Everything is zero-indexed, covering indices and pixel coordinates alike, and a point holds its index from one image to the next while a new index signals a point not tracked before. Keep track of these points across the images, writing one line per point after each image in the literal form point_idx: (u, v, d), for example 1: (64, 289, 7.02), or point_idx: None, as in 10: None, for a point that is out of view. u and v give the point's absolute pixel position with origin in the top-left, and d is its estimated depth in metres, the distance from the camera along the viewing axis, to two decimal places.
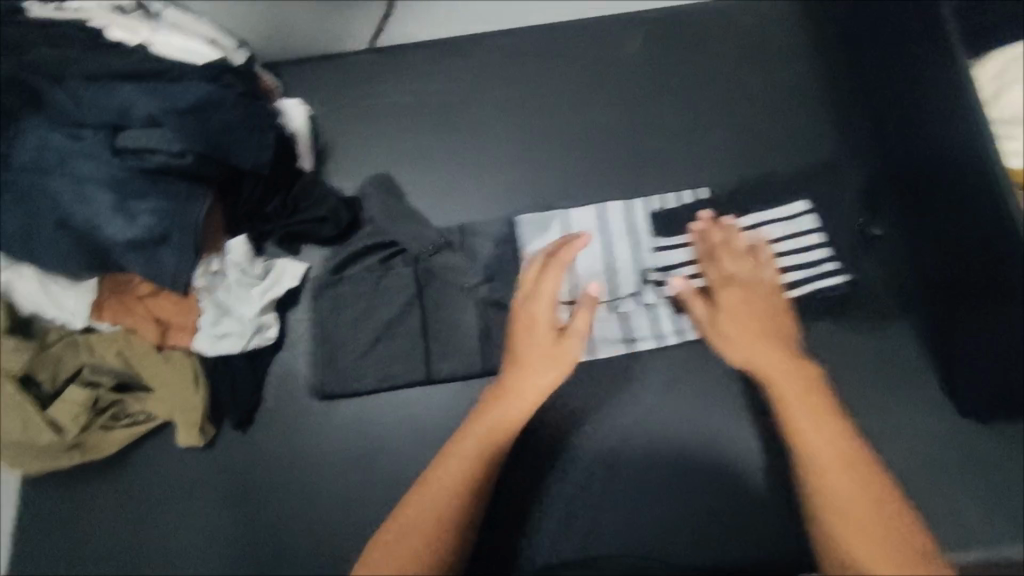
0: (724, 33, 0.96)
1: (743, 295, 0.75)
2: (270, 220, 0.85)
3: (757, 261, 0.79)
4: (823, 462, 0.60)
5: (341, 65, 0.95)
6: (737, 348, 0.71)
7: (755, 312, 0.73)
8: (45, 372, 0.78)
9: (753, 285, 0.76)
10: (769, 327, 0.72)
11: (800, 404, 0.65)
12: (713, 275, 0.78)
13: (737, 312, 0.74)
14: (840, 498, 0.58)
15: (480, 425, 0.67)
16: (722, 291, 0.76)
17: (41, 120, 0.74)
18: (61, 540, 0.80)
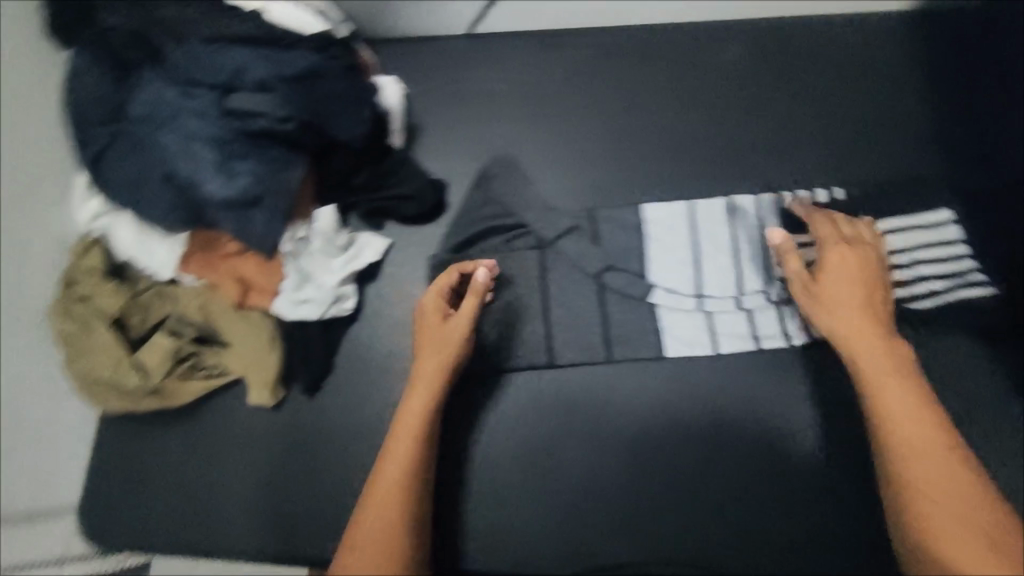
0: (836, 47, 0.91)
1: (856, 268, 0.76)
2: (355, 192, 0.87)
3: (864, 238, 0.79)
4: (899, 416, 0.67)
5: (439, 46, 0.95)
6: (833, 313, 0.74)
7: (857, 279, 0.76)
8: (136, 317, 0.81)
9: (862, 257, 0.77)
10: (871, 302, 0.74)
11: (895, 380, 0.69)
12: (822, 232, 0.79)
13: (851, 283, 0.75)
14: (933, 474, 0.64)
15: (403, 421, 0.73)
16: (830, 251, 0.77)
17: (160, 76, 0.78)
18: (132, 478, 0.83)
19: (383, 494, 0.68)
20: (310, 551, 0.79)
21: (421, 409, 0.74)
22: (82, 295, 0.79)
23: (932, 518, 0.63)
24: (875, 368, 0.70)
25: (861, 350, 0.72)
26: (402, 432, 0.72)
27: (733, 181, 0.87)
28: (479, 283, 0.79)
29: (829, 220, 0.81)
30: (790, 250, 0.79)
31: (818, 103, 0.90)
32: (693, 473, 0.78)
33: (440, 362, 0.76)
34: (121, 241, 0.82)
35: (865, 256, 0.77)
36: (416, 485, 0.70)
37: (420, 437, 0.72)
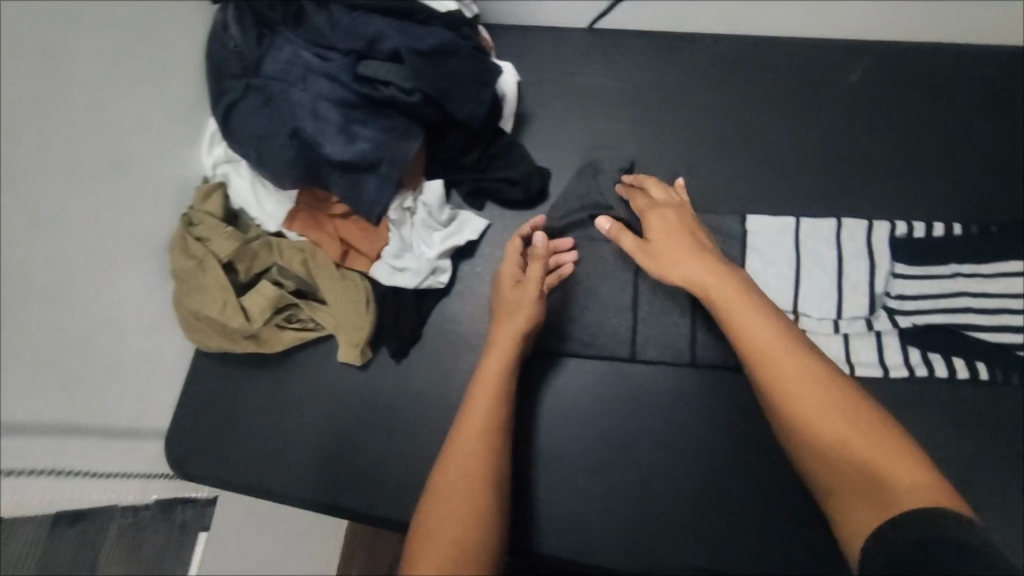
0: (965, 79, 0.88)
1: (671, 216, 0.79)
2: (463, 170, 0.89)
3: (680, 201, 0.82)
4: (764, 347, 0.61)
5: (557, 37, 0.96)
6: (676, 262, 0.73)
7: (675, 230, 0.77)
8: (243, 263, 0.84)
9: (671, 207, 0.80)
10: (694, 240, 0.75)
11: (745, 307, 0.65)
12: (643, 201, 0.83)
13: (666, 220, 0.78)
14: (806, 399, 0.58)
15: (485, 380, 0.73)
16: (649, 213, 0.80)
17: (298, 39, 0.82)
18: (220, 414, 0.87)
19: (466, 448, 0.68)
20: (378, 510, 0.80)
21: (497, 371, 0.74)
22: (201, 237, 0.83)
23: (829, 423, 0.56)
24: (726, 306, 0.66)
25: (712, 287, 0.68)
26: (483, 391, 0.72)
27: (842, 204, 0.85)
28: (539, 248, 0.81)
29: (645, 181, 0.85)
30: (619, 232, 0.79)
31: (940, 134, 0.87)
32: (774, 491, 0.76)
33: (515, 325, 0.77)
34: (237, 190, 0.87)
35: (679, 210, 0.80)
36: (497, 443, 0.69)
37: (497, 397, 0.72)
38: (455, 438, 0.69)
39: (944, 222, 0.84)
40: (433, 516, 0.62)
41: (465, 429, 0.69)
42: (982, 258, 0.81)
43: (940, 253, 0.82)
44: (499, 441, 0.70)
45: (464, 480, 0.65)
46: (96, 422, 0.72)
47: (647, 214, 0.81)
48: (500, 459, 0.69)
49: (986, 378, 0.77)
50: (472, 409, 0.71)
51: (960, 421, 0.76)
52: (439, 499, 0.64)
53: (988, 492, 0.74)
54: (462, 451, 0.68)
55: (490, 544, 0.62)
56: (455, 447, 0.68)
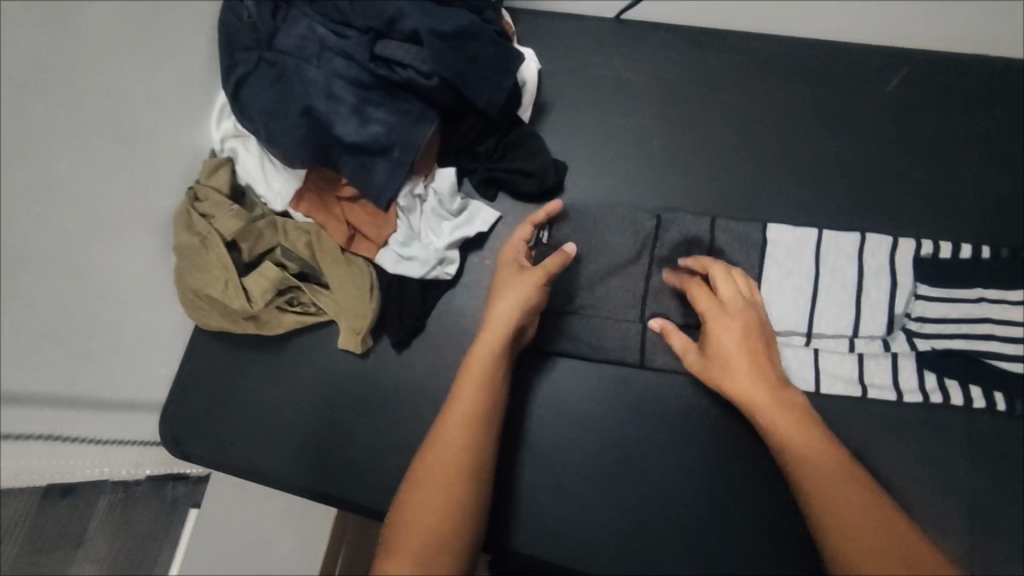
0: (1006, 96, 0.85)
1: (736, 329, 0.71)
2: (477, 159, 0.86)
3: (745, 298, 0.74)
4: (809, 456, 0.62)
5: (582, 26, 0.93)
6: (732, 381, 0.69)
7: (730, 325, 0.72)
8: (247, 242, 0.82)
9: (738, 312, 0.72)
10: (751, 336, 0.71)
11: (792, 421, 0.65)
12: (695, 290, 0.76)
13: (731, 339, 0.71)
14: (841, 514, 0.58)
15: (472, 366, 0.69)
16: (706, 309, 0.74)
17: (315, 14, 0.80)
18: (214, 393, 0.86)
19: (448, 438, 0.65)
20: (370, 502, 0.79)
21: (490, 355, 0.70)
22: (206, 213, 0.81)
23: (851, 531, 0.57)
24: (774, 420, 0.66)
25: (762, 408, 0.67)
26: (471, 376, 0.68)
27: (867, 218, 0.82)
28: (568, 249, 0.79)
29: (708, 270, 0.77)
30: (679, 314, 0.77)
31: (977, 152, 0.83)
32: (776, 511, 0.73)
33: (512, 306, 0.72)
34: (245, 166, 0.85)
35: (749, 313, 0.72)
36: (482, 436, 0.66)
37: (484, 387, 0.68)
38: (439, 426, 0.66)
39: (973, 244, 0.80)
40: (404, 514, 0.61)
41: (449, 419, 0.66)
42: (1010, 285, 0.78)
43: (966, 276, 0.79)
44: (485, 433, 0.66)
45: (437, 478, 0.62)
46: (96, 397, 0.71)
47: (710, 320, 0.73)
48: (484, 452, 0.65)
49: (1004, 409, 0.75)
50: (460, 394, 0.67)
51: (974, 452, 0.74)
52: (416, 492, 0.62)
53: (997, 528, 0.71)
54: (443, 442, 0.64)
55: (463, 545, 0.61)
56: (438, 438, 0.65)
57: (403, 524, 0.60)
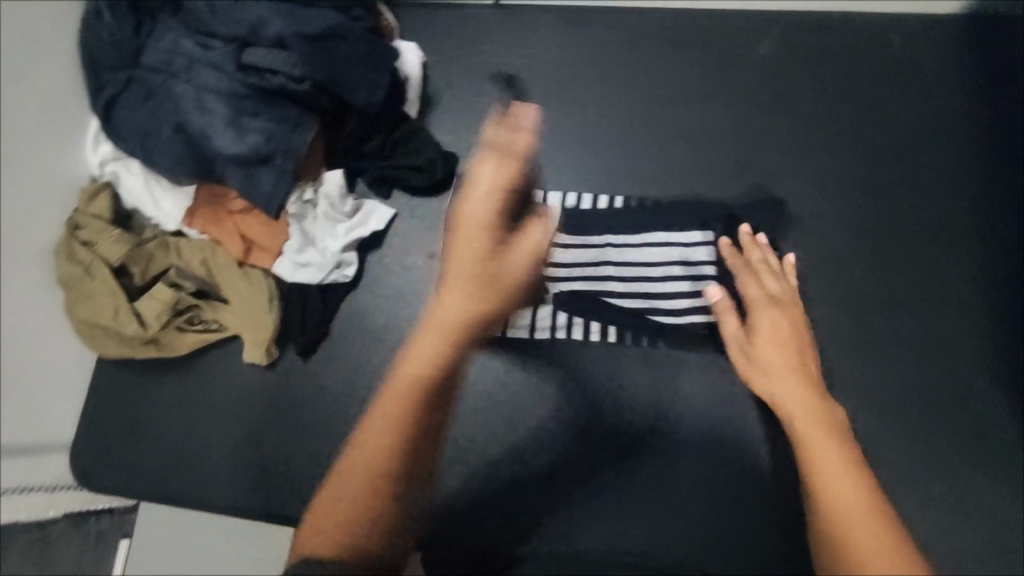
0: (871, 50, 0.87)
1: (786, 321, 0.73)
2: (366, 158, 0.85)
3: (793, 295, 0.76)
4: (826, 458, 0.57)
5: (463, 18, 0.93)
6: (767, 372, 0.69)
7: (785, 333, 0.72)
8: (137, 266, 0.81)
9: (781, 305, 0.74)
10: (800, 343, 0.71)
11: (813, 429, 0.60)
12: (753, 291, 0.76)
13: (782, 338, 0.71)
14: (846, 518, 0.52)
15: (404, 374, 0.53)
16: (761, 311, 0.74)
17: (176, 25, 0.77)
18: (124, 420, 0.84)
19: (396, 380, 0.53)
20: (289, 510, 0.79)
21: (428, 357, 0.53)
22: (88, 241, 0.79)
23: (839, 520, 0.52)
24: (800, 435, 0.60)
25: (783, 401, 0.66)
26: (438, 330, 0.54)
27: (750, 179, 0.84)
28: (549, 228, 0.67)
29: (758, 266, 0.78)
30: (727, 310, 0.76)
31: (847, 104, 0.85)
32: (687, 473, 0.74)
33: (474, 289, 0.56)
34: (130, 190, 0.83)
35: (795, 316, 0.74)
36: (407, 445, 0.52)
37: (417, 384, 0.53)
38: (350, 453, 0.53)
39: (847, 197, 0.83)
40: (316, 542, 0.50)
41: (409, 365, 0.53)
42: (882, 233, 0.82)
43: (841, 229, 0.82)
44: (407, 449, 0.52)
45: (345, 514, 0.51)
46: None
47: (752, 309, 0.75)
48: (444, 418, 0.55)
49: (885, 350, 0.78)
50: (373, 422, 0.52)
51: (863, 394, 0.76)
52: (314, 530, 0.51)
53: (892, 462, 0.74)
54: (354, 474, 0.51)
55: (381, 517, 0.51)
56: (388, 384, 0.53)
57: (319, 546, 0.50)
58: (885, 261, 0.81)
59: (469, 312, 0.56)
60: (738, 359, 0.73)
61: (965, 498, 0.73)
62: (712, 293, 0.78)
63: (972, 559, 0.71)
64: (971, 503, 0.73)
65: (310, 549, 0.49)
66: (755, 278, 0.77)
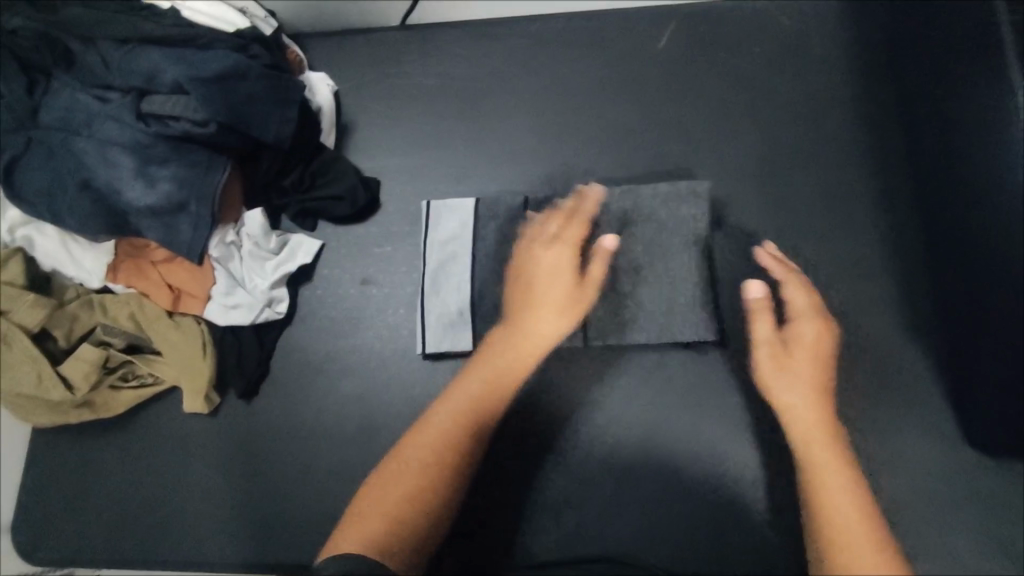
0: (768, 33, 0.89)
1: (813, 335, 0.76)
2: (286, 192, 0.84)
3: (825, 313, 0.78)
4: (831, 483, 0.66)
5: (370, 43, 0.93)
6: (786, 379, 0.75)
7: (815, 356, 0.76)
8: (60, 329, 0.79)
9: (800, 307, 0.77)
10: (824, 373, 0.76)
11: (822, 447, 0.70)
12: (799, 301, 0.78)
13: (806, 353, 0.76)
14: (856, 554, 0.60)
15: (476, 386, 0.72)
16: (798, 321, 0.77)
17: (70, 80, 0.75)
18: (64, 487, 0.82)
19: (429, 423, 0.68)
20: (244, 555, 0.78)
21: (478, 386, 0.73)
22: (1, 310, 0.77)
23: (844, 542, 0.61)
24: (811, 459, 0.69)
25: (797, 420, 0.72)
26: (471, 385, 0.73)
27: (664, 171, 0.86)
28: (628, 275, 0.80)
29: (788, 275, 0.79)
30: (761, 313, 0.77)
31: (750, 87, 0.88)
32: (633, 464, 0.77)
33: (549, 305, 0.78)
34: (45, 252, 0.80)
35: (826, 337, 0.77)
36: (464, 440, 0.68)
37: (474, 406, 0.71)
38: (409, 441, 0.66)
39: (761, 176, 0.85)
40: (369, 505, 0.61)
41: (447, 404, 0.71)
42: (798, 207, 0.84)
43: (758, 208, 0.84)
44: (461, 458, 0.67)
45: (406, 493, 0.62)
46: None
47: (796, 320, 0.77)
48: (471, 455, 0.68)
49: None
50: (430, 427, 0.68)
51: None
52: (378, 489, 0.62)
53: None
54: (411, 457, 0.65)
55: (437, 516, 0.64)
56: (424, 424, 0.68)
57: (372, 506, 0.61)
58: (799, 239, 0.83)
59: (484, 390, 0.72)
60: (766, 367, 0.76)
61: (903, 453, 0.75)
62: (754, 289, 0.78)
63: (916, 511, 0.73)
64: (910, 457, 0.75)
65: (391, 545, 0.58)
66: (796, 285, 0.78)
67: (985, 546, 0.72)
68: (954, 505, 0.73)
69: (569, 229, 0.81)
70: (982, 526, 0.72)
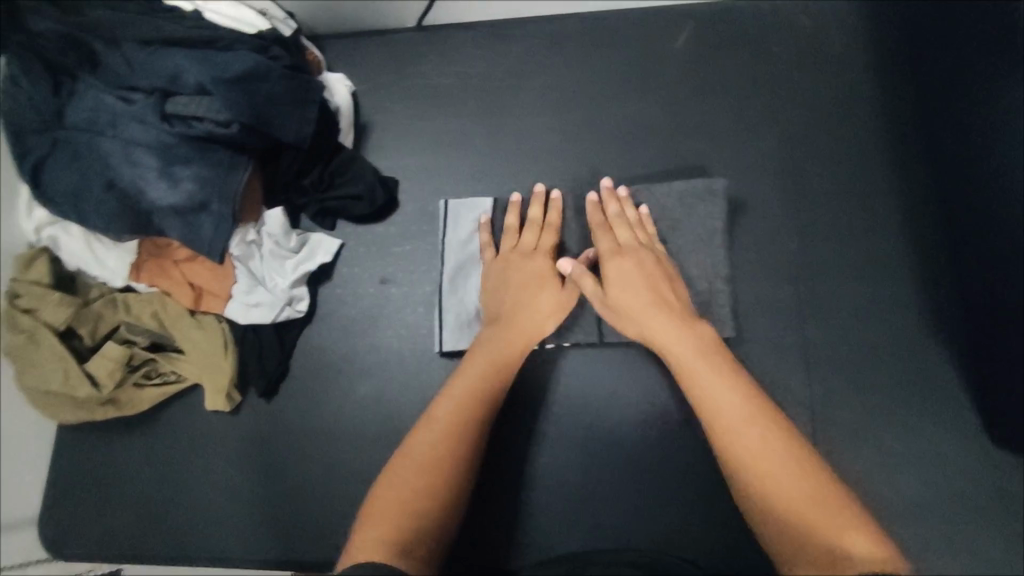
0: (785, 31, 0.88)
1: (635, 265, 0.75)
2: (306, 192, 0.85)
3: (635, 241, 0.78)
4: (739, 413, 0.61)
5: (387, 44, 0.94)
6: (641, 324, 0.72)
7: (647, 281, 0.74)
8: (86, 327, 0.80)
9: (629, 251, 0.77)
10: (670, 296, 0.74)
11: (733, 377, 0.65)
12: (605, 244, 0.78)
13: (655, 283, 0.74)
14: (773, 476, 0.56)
15: (476, 369, 0.71)
16: (610, 261, 0.76)
17: (95, 81, 0.76)
18: (90, 483, 0.84)
19: (428, 420, 0.66)
20: (266, 551, 0.79)
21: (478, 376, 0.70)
22: (28, 307, 0.78)
23: (756, 465, 0.57)
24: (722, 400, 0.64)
25: (682, 356, 0.68)
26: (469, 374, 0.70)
27: (681, 170, 0.86)
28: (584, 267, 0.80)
29: (613, 221, 0.80)
30: (584, 274, 0.77)
31: (767, 85, 0.87)
32: (652, 462, 0.78)
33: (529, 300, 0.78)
34: (70, 252, 0.81)
35: (643, 256, 0.76)
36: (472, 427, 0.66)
37: (478, 390, 0.69)
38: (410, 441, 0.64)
39: (778, 174, 0.85)
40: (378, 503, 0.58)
41: (448, 397, 0.68)
42: (816, 205, 0.83)
43: (777, 206, 0.84)
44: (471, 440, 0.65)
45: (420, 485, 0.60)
46: None
47: (606, 260, 0.77)
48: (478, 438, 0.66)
49: (831, 317, 0.80)
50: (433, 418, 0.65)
51: (811, 361, 0.79)
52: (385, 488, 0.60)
53: (845, 429, 0.76)
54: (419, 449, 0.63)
55: (452, 507, 0.60)
56: (425, 424, 0.65)
57: (391, 502, 0.58)
58: (817, 239, 0.82)
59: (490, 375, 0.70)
60: (610, 315, 0.75)
61: (926, 451, 0.75)
62: (565, 266, 0.78)
63: (939, 510, 0.73)
64: (932, 456, 0.75)
65: (408, 540, 0.55)
66: (608, 232, 0.79)
67: (1010, 548, 0.71)
68: (977, 504, 0.73)
69: (545, 239, 0.82)
70: (1006, 526, 0.72)
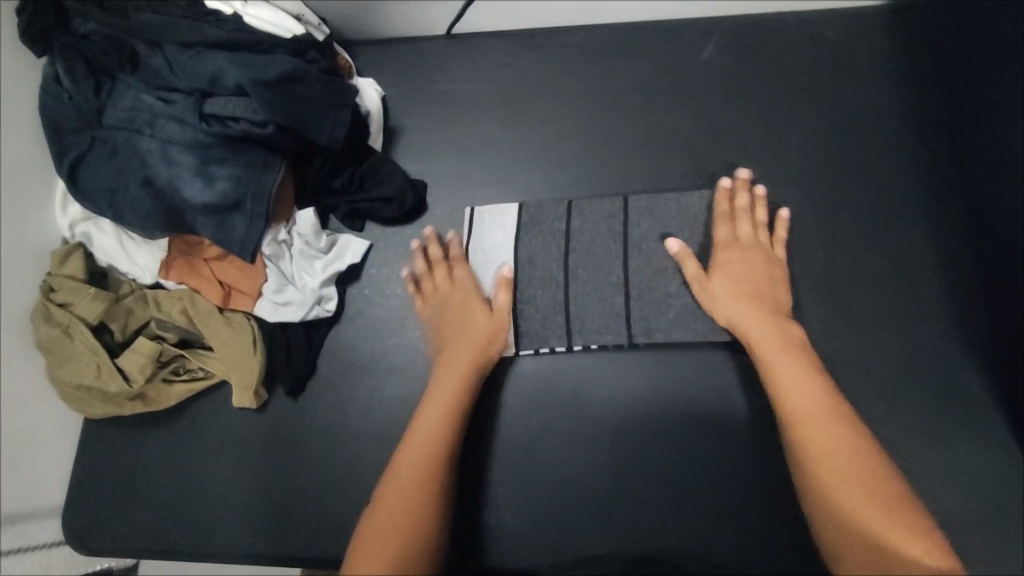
0: (810, 45, 0.90)
1: (742, 258, 0.82)
2: (336, 193, 0.87)
3: (758, 241, 0.83)
4: (807, 407, 0.70)
5: (417, 50, 0.96)
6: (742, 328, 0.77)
7: (752, 276, 0.80)
8: (116, 322, 0.81)
9: (746, 249, 0.82)
10: (764, 291, 0.79)
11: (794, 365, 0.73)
12: (723, 232, 0.84)
13: (755, 275, 0.80)
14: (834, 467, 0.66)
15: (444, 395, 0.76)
16: (722, 252, 0.83)
17: (135, 82, 0.78)
18: (115, 478, 0.84)
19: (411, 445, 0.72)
20: (292, 547, 0.79)
21: (450, 399, 0.76)
22: (63, 302, 0.79)
23: (822, 472, 0.66)
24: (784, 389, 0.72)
25: (762, 342, 0.75)
26: (442, 392, 0.76)
27: (707, 178, 0.87)
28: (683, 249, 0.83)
29: (735, 211, 0.84)
30: (688, 255, 0.83)
31: (791, 97, 0.89)
32: (676, 465, 0.78)
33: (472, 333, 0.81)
34: (102, 248, 0.83)
35: (755, 254, 0.82)
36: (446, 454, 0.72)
37: (446, 420, 0.74)
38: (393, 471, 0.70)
39: (801, 184, 0.86)
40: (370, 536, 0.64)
41: (425, 421, 0.74)
42: (839, 215, 0.85)
43: (800, 216, 0.85)
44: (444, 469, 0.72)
45: (402, 517, 0.66)
46: None
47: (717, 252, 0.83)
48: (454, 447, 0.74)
49: (850, 326, 0.81)
50: (411, 449, 0.72)
51: (833, 368, 0.80)
52: (373, 519, 0.66)
53: None
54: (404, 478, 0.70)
55: (440, 519, 0.69)
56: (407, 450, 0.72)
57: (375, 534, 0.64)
58: (839, 249, 0.84)
59: (461, 386, 0.77)
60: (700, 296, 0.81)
61: (943, 459, 0.77)
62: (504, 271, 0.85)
63: (956, 516, 0.75)
64: (949, 463, 0.77)
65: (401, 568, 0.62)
66: (728, 220, 0.84)
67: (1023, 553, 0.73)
68: (991, 509, 0.75)
69: (459, 272, 0.86)
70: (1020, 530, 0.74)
